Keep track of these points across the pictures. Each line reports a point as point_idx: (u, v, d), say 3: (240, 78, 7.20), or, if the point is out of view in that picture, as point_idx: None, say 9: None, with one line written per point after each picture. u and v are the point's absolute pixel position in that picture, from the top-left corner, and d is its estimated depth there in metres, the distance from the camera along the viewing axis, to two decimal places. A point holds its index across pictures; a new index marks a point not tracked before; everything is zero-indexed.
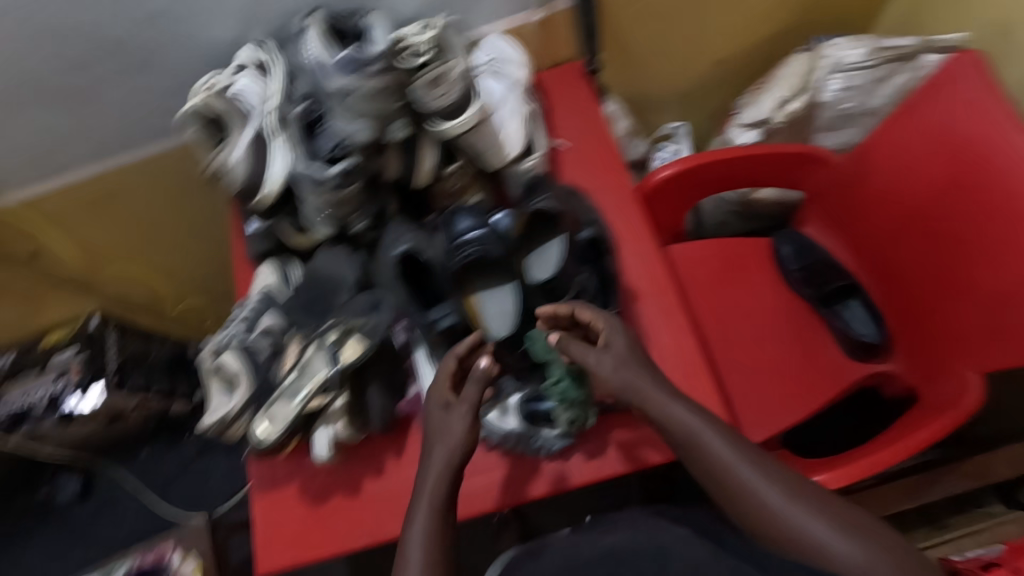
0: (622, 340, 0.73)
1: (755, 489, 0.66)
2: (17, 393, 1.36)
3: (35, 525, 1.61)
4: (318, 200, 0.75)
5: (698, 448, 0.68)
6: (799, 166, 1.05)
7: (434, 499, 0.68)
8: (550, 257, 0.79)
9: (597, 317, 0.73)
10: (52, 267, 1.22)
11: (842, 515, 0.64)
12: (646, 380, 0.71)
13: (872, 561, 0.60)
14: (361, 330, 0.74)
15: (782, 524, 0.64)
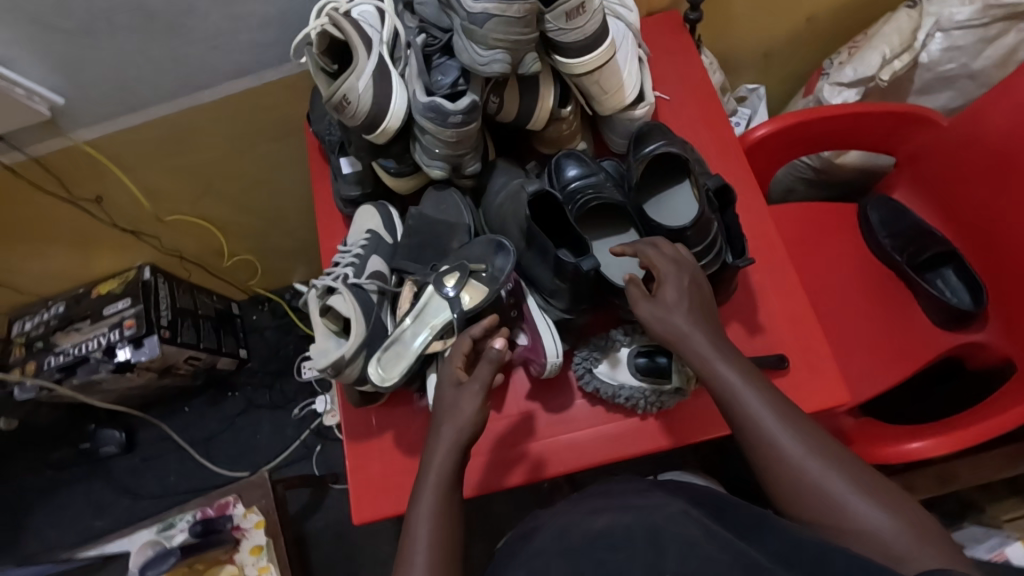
0: (679, 292, 0.67)
1: (788, 454, 0.59)
2: (72, 342, 1.33)
3: (78, 476, 1.60)
4: (437, 137, 0.71)
5: (734, 407, 0.63)
6: (901, 127, 1.01)
7: (445, 471, 0.63)
8: (674, 204, 0.78)
9: (659, 261, 0.68)
10: (110, 212, 1.17)
11: (886, 492, 0.56)
12: (702, 338, 0.66)
13: (917, 545, 0.53)
14: (481, 275, 0.71)
15: (814, 495, 0.57)
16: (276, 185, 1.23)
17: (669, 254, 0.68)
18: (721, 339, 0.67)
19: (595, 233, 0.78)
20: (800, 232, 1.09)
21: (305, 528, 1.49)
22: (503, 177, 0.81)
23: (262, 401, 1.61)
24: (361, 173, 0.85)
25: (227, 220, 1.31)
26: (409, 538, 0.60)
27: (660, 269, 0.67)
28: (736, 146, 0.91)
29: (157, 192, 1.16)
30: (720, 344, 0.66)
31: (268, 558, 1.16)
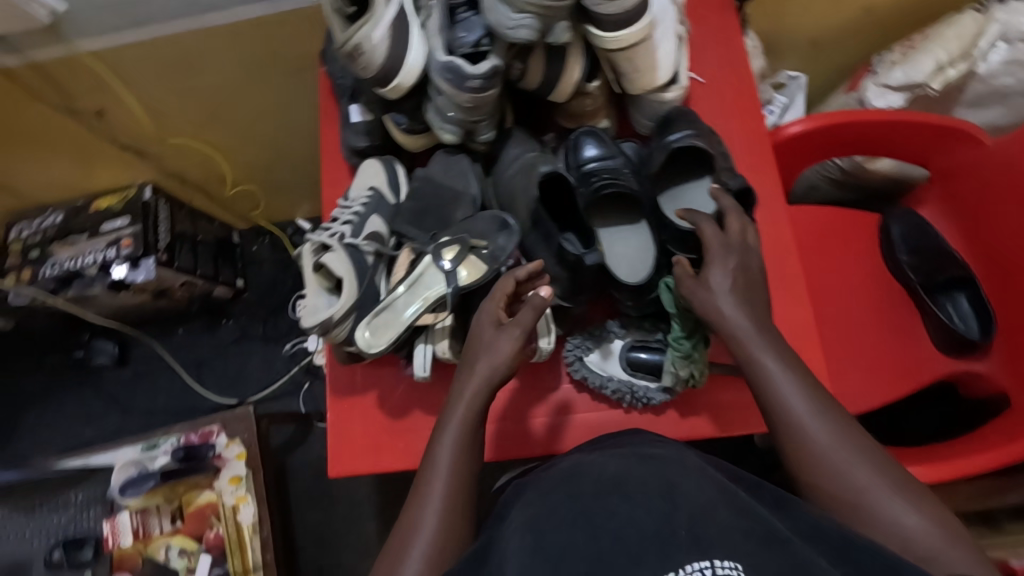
0: (725, 274, 0.65)
1: (819, 445, 0.57)
2: (69, 254, 1.31)
3: (71, 382, 1.63)
4: (452, 100, 0.67)
5: (772, 398, 0.61)
6: (940, 141, 0.95)
7: (467, 418, 0.63)
8: (689, 199, 0.76)
9: (712, 238, 0.67)
10: (113, 127, 1.14)
11: (924, 496, 0.54)
12: (745, 322, 0.64)
13: (954, 551, 0.51)
14: (482, 251, 0.70)
15: (845, 489, 0.55)
16: (285, 119, 1.19)
17: (733, 236, 0.67)
18: (765, 324, 0.64)
19: (603, 221, 0.74)
20: (817, 237, 1.05)
21: (287, 460, 1.52)
22: (518, 149, 0.77)
23: (256, 332, 1.62)
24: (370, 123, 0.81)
25: (233, 149, 1.27)
26: (427, 479, 0.60)
27: (710, 248, 0.66)
28: (766, 143, 0.87)
29: (163, 112, 1.12)
30: (765, 331, 0.63)
31: (246, 489, 1.19)
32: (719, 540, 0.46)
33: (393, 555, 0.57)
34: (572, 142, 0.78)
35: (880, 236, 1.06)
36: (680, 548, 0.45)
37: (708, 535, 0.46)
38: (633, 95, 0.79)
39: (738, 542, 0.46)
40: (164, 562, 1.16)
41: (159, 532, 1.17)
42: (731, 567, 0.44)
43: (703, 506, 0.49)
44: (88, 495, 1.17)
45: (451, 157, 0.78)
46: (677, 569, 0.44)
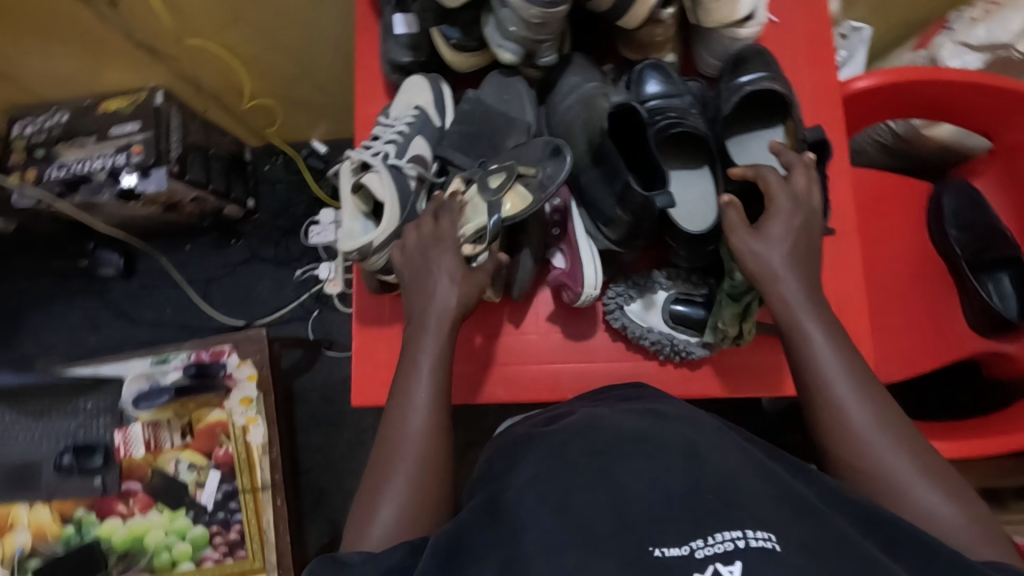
0: (785, 233, 0.62)
1: (853, 422, 0.55)
2: (76, 158, 1.25)
3: (76, 289, 1.60)
4: (518, 13, 0.60)
5: (808, 363, 0.59)
6: (1014, 112, 0.90)
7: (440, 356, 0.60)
8: (757, 148, 0.71)
9: (776, 192, 0.62)
10: (126, 21, 1.06)
11: (951, 480, 0.52)
12: (795, 286, 0.61)
13: (973, 538, 0.50)
14: (530, 181, 0.66)
15: (874, 469, 0.53)
16: (311, 28, 1.10)
17: (793, 189, 0.63)
18: (817, 293, 0.62)
19: (673, 162, 0.71)
20: (867, 204, 1.00)
21: (294, 385, 1.52)
22: (577, 77, 0.72)
23: (266, 255, 1.58)
24: (415, 38, 0.75)
25: (253, 58, 1.19)
26: (400, 426, 0.57)
27: (775, 201, 0.62)
28: (835, 95, 0.81)
29: (183, 9, 1.03)
30: (815, 297, 0.61)
31: (257, 411, 1.19)
32: (750, 510, 0.41)
33: (377, 482, 0.55)
34: (635, 75, 0.72)
35: (929, 207, 1.02)
36: (707, 514, 0.41)
37: (739, 502, 0.42)
38: (706, 28, 0.73)
39: (775, 515, 0.41)
40: (173, 475, 1.17)
41: (169, 446, 1.17)
42: (767, 537, 0.39)
43: (732, 469, 0.45)
44: (98, 405, 1.20)
45: (507, 79, 0.73)
46: (707, 533, 0.40)
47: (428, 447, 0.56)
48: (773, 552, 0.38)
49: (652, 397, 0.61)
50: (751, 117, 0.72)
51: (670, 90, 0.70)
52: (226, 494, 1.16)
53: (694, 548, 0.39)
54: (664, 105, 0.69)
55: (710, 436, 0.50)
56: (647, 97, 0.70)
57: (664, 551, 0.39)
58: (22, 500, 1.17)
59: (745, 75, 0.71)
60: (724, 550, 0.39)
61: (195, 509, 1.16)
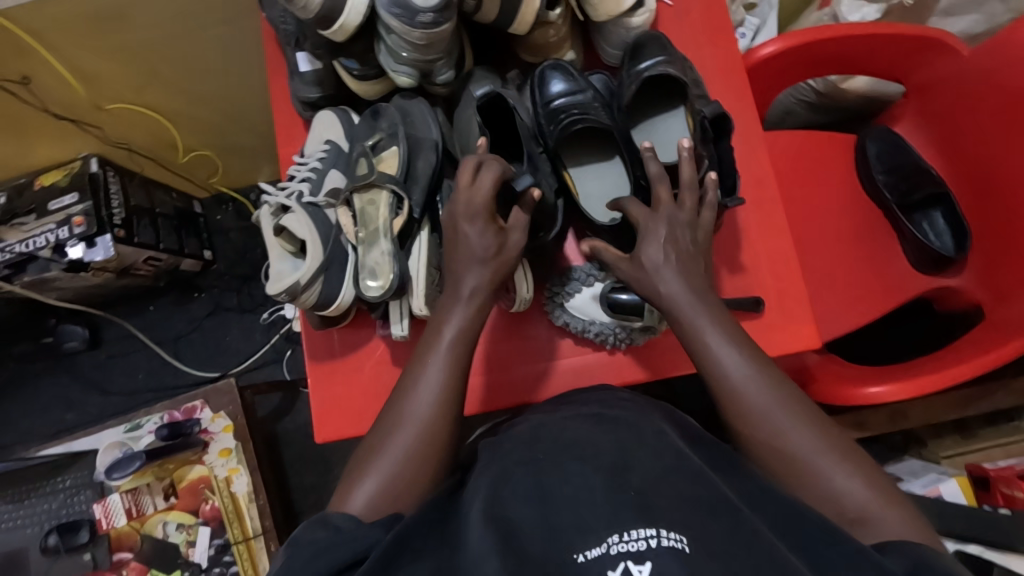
0: (666, 250, 0.64)
1: (761, 415, 0.58)
2: (18, 238, 1.24)
3: (44, 368, 1.58)
4: (403, 37, 0.62)
5: (712, 366, 0.61)
6: (915, 54, 0.93)
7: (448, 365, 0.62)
8: (663, 133, 0.74)
9: (643, 216, 0.65)
10: (41, 97, 1.05)
11: (855, 454, 0.57)
12: (677, 293, 0.63)
13: (879, 506, 0.54)
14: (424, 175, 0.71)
15: (787, 456, 0.57)
16: (231, 76, 1.11)
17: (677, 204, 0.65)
18: (707, 294, 0.64)
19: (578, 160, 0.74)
20: (795, 163, 1.03)
21: (277, 428, 1.52)
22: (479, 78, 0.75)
23: (230, 303, 1.58)
24: (320, 73, 0.76)
25: (180, 113, 1.19)
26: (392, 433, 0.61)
27: (642, 224, 0.65)
28: (740, 65, 0.83)
29: (98, 75, 1.03)
30: (702, 303, 0.63)
31: (238, 461, 1.18)
32: (668, 514, 0.49)
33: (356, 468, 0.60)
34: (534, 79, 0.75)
35: (857, 157, 1.04)
36: (631, 515, 0.49)
37: (657, 507, 0.50)
38: (600, 22, 0.75)
39: (688, 515, 0.50)
40: (163, 538, 1.16)
41: (154, 510, 1.17)
42: (677, 538, 0.48)
43: (655, 476, 0.53)
44: (76, 481, 1.19)
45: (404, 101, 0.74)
46: (622, 532, 0.49)
47: (421, 446, 0.60)
48: (680, 550, 0.47)
49: (606, 403, 0.68)
50: (650, 103, 0.75)
51: (574, 90, 0.72)
52: (218, 548, 1.16)
53: (610, 545, 0.48)
54: (571, 108, 0.71)
55: (645, 445, 0.58)
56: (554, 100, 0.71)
57: (586, 554, 0.48)
58: None
59: (644, 64, 0.73)
60: (637, 549, 0.48)
61: (189, 568, 1.15)
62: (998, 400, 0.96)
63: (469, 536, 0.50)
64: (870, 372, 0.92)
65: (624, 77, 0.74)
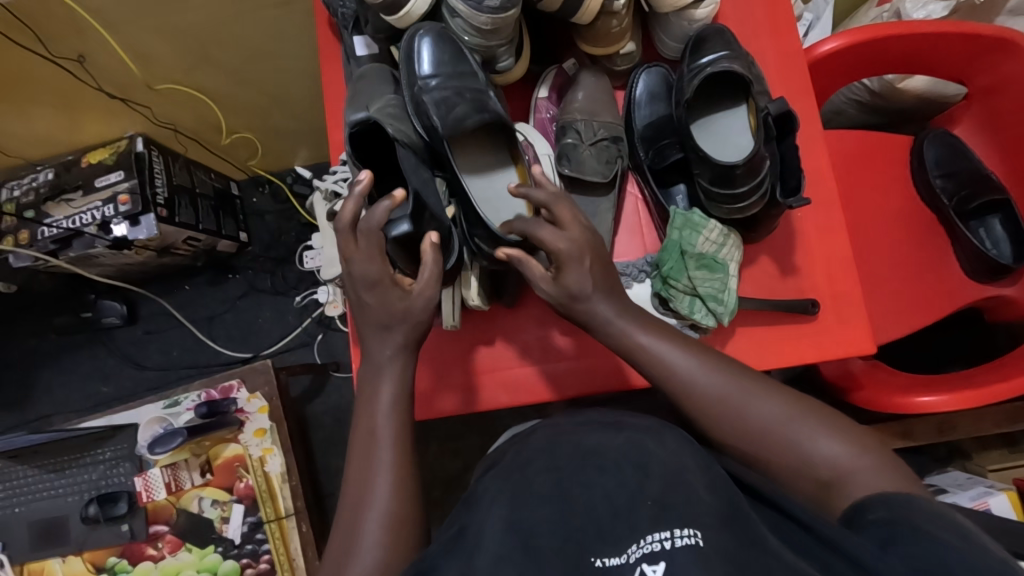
0: (583, 278, 0.63)
1: (707, 393, 0.60)
2: (65, 214, 1.27)
3: (84, 342, 1.62)
4: (469, 23, 0.62)
5: (650, 361, 0.63)
6: (983, 54, 0.90)
7: (395, 408, 0.61)
8: (722, 131, 0.74)
9: (556, 242, 0.62)
10: (94, 75, 1.07)
11: (818, 414, 0.57)
12: (608, 312, 0.64)
13: (850, 457, 0.53)
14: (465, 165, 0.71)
15: (753, 436, 0.57)
16: (279, 59, 1.11)
17: (568, 232, 0.63)
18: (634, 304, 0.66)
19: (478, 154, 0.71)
20: (846, 163, 1.00)
21: (307, 410, 1.53)
22: (371, 91, 0.70)
23: (264, 285, 1.60)
24: (376, 58, 0.76)
25: (224, 96, 1.20)
26: (360, 496, 0.57)
27: (562, 254, 0.62)
28: (803, 60, 0.81)
29: (150, 56, 1.05)
30: (630, 313, 0.65)
31: (272, 441, 1.20)
32: (681, 511, 0.49)
33: (346, 526, 0.57)
34: (409, 57, 0.65)
35: (913, 160, 1.02)
36: (647, 518, 0.50)
37: (672, 506, 0.50)
38: (663, 13, 0.74)
39: (702, 513, 0.49)
40: (198, 513, 1.19)
41: (190, 486, 1.19)
42: (691, 534, 0.47)
43: (673, 473, 0.53)
44: (115, 453, 1.22)
45: (362, 83, 0.72)
46: (640, 539, 0.49)
47: (395, 501, 0.57)
48: (694, 546, 0.47)
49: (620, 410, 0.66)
50: (710, 100, 0.74)
51: (454, 83, 0.64)
52: (252, 526, 1.18)
53: (630, 554, 0.49)
54: (459, 106, 0.63)
55: (662, 442, 0.57)
56: (439, 96, 0.63)
57: (604, 561, 0.49)
58: (53, 555, 1.20)
59: (715, 57, 0.71)
60: (652, 550, 0.48)
61: (222, 544, 1.18)
62: None
63: (487, 539, 0.50)
64: (918, 380, 0.90)
65: (686, 70, 0.73)
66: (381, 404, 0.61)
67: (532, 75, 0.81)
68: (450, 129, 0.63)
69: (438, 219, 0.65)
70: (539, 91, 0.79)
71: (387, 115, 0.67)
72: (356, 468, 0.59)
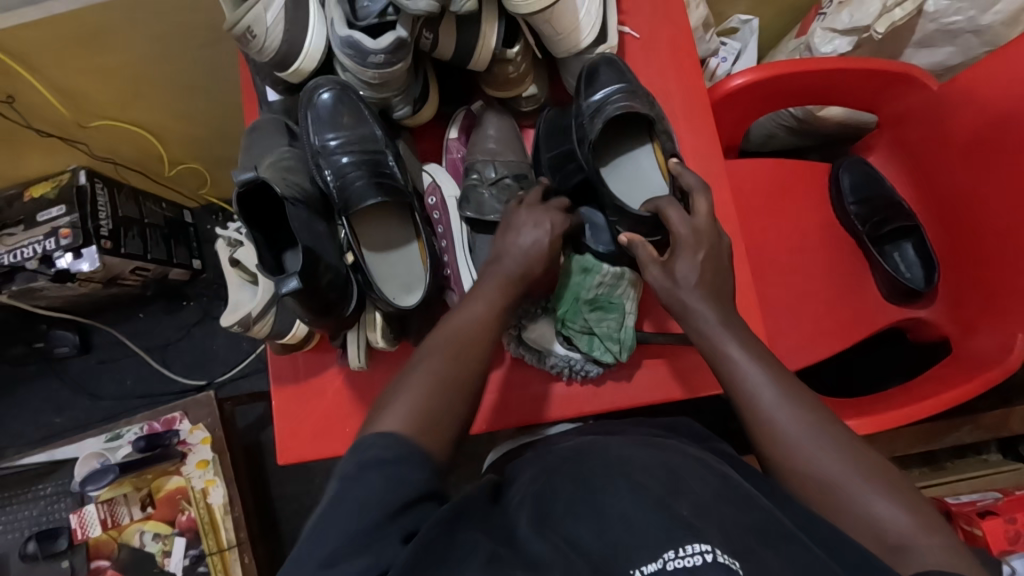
0: (692, 267, 0.68)
1: (782, 427, 0.59)
2: (6, 249, 1.27)
3: (35, 373, 1.61)
4: (358, 74, 0.64)
5: (736, 379, 0.63)
6: (886, 88, 0.93)
7: (498, 301, 0.66)
8: (631, 169, 0.77)
9: (680, 226, 0.68)
10: (27, 113, 1.08)
11: (896, 481, 0.55)
12: (709, 315, 0.66)
13: (920, 535, 0.52)
14: (370, 228, 0.72)
15: (813, 481, 0.57)
16: (213, 93, 1.12)
17: (693, 220, 0.69)
18: (728, 314, 0.67)
19: (387, 222, 0.73)
20: (764, 192, 1.03)
21: (259, 439, 1.52)
22: (265, 144, 0.73)
23: (218, 312, 1.60)
24: (288, 104, 0.75)
25: (164, 128, 1.21)
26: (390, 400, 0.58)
27: (681, 239, 0.68)
28: (705, 97, 0.84)
29: (81, 95, 1.05)
30: (728, 323, 0.66)
31: (214, 472, 1.20)
32: (720, 535, 0.48)
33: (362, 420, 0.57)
34: (305, 115, 0.69)
35: (831, 188, 1.05)
36: (686, 533, 0.48)
37: (704, 526, 0.49)
38: (561, 56, 0.77)
39: (746, 539, 0.49)
40: (140, 547, 1.18)
41: (130, 520, 1.19)
42: (732, 558, 0.46)
43: (704, 499, 0.53)
44: (57, 488, 1.22)
45: (255, 135, 0.74)
46: (679, 547, 0.47)
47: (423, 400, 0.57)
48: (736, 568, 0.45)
49: (647, 436, 0.69)
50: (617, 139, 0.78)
51: (346, 140, 0.68)
52: (194, 558, 1.18)
53: (667, 560, 0.46)
54: (354, 171, 0.67)
55: (692, 470, 0.58)
56: (338, 160, 0.68)
57: (641, 570, 0.47)
58: None
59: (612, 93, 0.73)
60: (693, 564, 0.46)
61: None
62: (964, 435, 0.98)
63: (522, 538, 0.51)
64: (842, 404, 0.91)
65: (581, 108, 0.74)
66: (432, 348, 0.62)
67: (442, 116, 0.83)
68: (343, 193, 0.67)
69: (333, 269, 0.65)
70: (448, 133, 0.81)
71: (276, 169, 0.70)
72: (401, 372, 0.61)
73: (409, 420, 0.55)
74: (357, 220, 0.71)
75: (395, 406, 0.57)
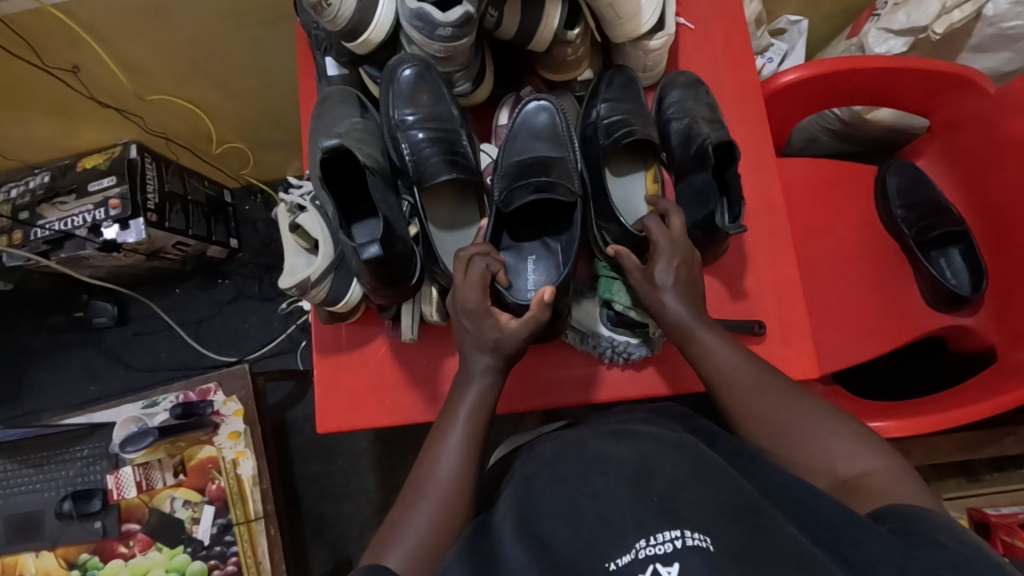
0: (669, 270, 0.70)
1: (756, 400, 0.64)
2: (57, 216, 1.31)
3: (74, 341, 1.66)
4: (427, 47, 0.66)
5: (705, 360, 0.68)
6: (943, 89, 0.91)
7: (469, 432, 0.66)
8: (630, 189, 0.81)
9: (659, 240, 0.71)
10: (86, 84, 1.11)
11: (875, 443, 0.58)
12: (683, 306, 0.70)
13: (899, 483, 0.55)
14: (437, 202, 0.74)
15: (795, 443, 0.61)
16: (266, 73, 1.15)
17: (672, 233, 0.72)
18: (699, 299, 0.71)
19: (455, 197, 0.75)
20: (809, 189, 1.03)
21: (287, 417, 1.55)
22: (336, 113, 0.74)
23: (252, 291, 1.63)
24: (347, 79, 0.78)
25: (213, 106, 1.24)
26: (407, 503, 0.63)
27: (658, 248, 0.71)
28: (757, 90, 0.85)
29: (140, 68, 1.09)
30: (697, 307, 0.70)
31: (245, 444, 1.22)
32: (689, 517, 0.51)
33: (380, 542, 0.60)
34: (388, 85, 0.71)
35: (877, 191, 1.04)
36: (654, 520, 0.51)
37: (677, 510, 0.52)
38: (618, 42, 0.78)
39: (709, 517, 0.50)
40: (170, 513, 1.21)
41: (162, 486, 1.21)
42: (701, 538, 0.49)
43: (674, 483, 0.54)
44: (93, 451, 1.25)
45: (326, 105, 0.75)
46: (650, 536, 0.50)
47: (437, 515, 0.61)
48: (705, 549, 0.48)
49: (631, 420, 0.71)
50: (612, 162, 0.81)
51: (425, 116, 0.70)
52: (221, 527, 1.20)
53: (639, 549, 0.50)
54: (429, 147, 0.70)
55: (664, 453, 0.58)
56: (414, 135, 0.70)
57: (617, 562, 0.50)
58: (28, 550, 1.23)
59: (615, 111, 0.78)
60: (664, 551, 0.49)
61: (192, 544, 1.20)
62: (1007, 446, 0.95)
63: (506, 545, 0.53)
64: (881, 407, 0.90)
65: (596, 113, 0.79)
66: (451, 441, 0.66)
67: (495, 98, 0.84)
68: (417, 168, 0.69)
69: (406, 239, 0.66)
70: (499, 117, 0.81)
71: (354, 138, 0.71)
72: (411, 485, 0.65)
73: (408, 569, 0.57)
74: (425, 195, 0.73)
75: (393, 551, 0.58)
